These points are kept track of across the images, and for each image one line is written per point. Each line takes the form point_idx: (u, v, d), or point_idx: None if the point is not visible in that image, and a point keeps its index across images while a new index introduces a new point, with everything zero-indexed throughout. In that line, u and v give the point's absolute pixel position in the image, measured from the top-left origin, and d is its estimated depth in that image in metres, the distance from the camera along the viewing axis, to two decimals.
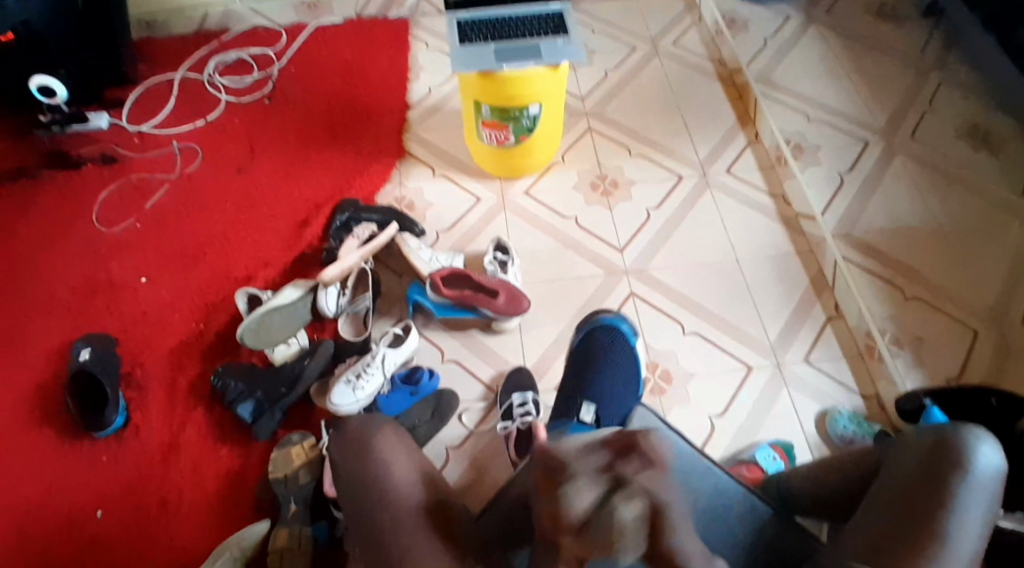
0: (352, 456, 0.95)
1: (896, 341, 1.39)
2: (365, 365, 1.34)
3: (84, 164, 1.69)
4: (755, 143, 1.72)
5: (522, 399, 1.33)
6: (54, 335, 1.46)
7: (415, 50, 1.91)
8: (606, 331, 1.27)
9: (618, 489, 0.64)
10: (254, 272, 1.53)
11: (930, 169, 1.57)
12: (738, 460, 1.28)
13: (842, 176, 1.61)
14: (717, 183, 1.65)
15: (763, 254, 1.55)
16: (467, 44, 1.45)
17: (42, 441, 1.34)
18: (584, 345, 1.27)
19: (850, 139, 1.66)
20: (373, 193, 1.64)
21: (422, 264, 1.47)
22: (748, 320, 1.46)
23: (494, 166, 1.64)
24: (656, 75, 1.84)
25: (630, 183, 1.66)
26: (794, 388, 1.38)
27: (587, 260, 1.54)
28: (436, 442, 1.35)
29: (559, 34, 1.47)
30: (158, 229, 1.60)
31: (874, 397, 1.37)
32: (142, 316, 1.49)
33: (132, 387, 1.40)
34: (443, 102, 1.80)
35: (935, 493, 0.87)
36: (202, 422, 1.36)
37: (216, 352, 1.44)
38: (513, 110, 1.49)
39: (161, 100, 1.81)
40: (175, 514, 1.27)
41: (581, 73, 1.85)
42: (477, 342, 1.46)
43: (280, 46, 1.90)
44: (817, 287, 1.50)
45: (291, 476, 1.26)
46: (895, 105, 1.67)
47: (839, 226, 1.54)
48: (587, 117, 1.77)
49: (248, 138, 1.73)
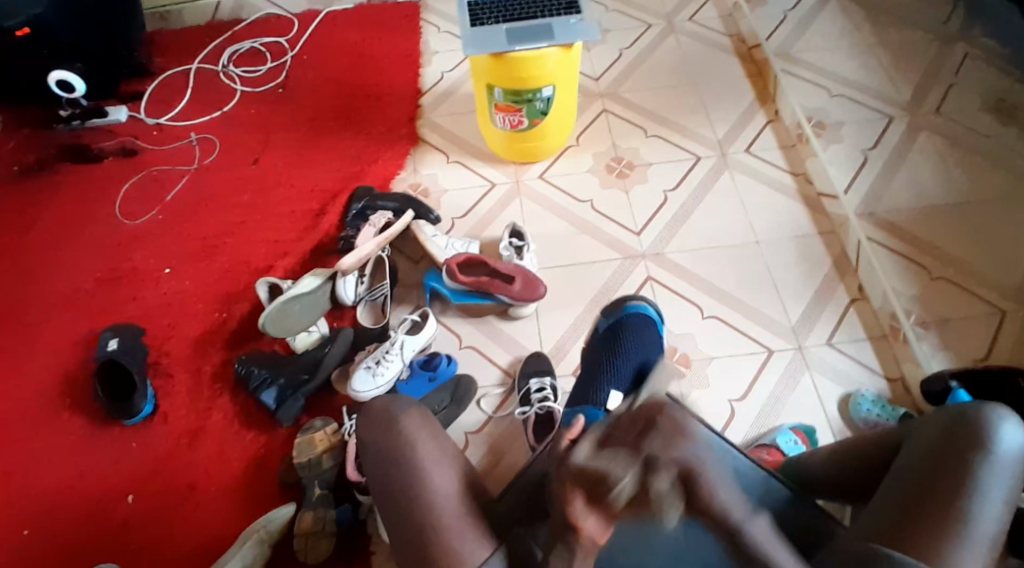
0: (373, 432, 0.97)
1: (920, 321, 1.36)
2: (384, 351, 1.35)
3: (106, 157, 1.71)
4: (774, 120, 1.69)
5: (540, 384, 1.33)
6: (81, 328, 1.49)
7: (428, 34, 1.89)
8: (635, 320, 1.28)
9: (651, 470, 0.66)
10: (272, 262, 1.54)
11: (954, 144, 1.52)
12: (759, 443, 1.26)
13: (866, 153, 1.58)
14: (736, 163, 1.63)
15: (783, 234, 1.52)
16: (478, 26, 1.43)
17: (72, 431, 1.37)
18: (612, 332, 1.27)
19: (872, 114, 1.63)
20: (389, 180, 1.64)
21: (437, 251, 1.47)
22: (768, 302, 1.44)
23: (508, 150, 1.62)
24: (672, 53, 1.81)
25: (646, 164, 1.64)
26: (815, 369, 1.36)
27: (604, 243, 1.53)
28: (456, 427, 1.36)
29: (571, 12, 1.44)
30: (179, 221, 1.62)
31: (899, 379, 1.35)
32: (165, 307, 1.51)
33: (157, 377, 1.43)
34: (457, 87, 1.79)
35: (955, 475, 0.86)
36: (226, 411, 1.39)
37: (238, 341, 1.46)
38: (526, 93, 1.47)
39: (177, 92, 1.82)
40: (203, 500, 1.29)
41: (595, 52, 1.83)
42: (494, 327, 1.46)
43: (294, 34, 1.90)
44: (840, 268, 1.48)
45: (315, 461, 1.27)
46: (919, 78, 1.61)
47: (861, 205, 1.51)
48: (602, 98, 1.75)
49: (265, 128, 1.74)
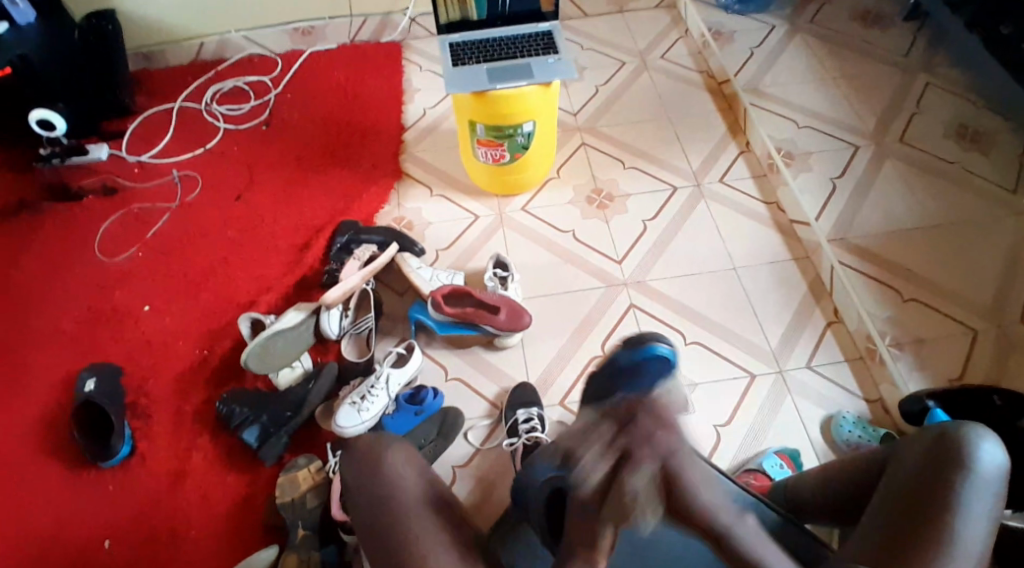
0: (360, 473, 0.97)
1: (896, 343, 1.40)
2: (369, 386, 1.36)
3: (85, 195, 1.70)
4: (746, 151, 1.75)
5: (527, 415, 1.34)
6: (60, 367, 1.47)
7: (409, 72, 1.93)
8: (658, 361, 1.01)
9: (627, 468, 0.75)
10: (257, 296, 1.54)
11: (918, 167, 1.52)
12: (745, 468, 1.28)
13: (834, 182, 1.63)
14: (711, 193, 1.67)
15: (760, 260, 1.57)
16: (459, 66, 1.47)
17: (50, 472, 1.34)
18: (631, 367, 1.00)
19: (839, 144, 1.67)
20: (372, 214, 1.65)
21: (423, 283, 1.48)
22: (748, 327, 1.47)
23: (491, 184, 1.65)
24: (646, 89, 1.87)
25: (625, 196, 1.67)
26: (796, 393, 1.39)
27: (586, 272, 1.56)
28: (443, 461, 1.36)
29: (548, 54, 1.50)
30: (161, 258, 1.61)
31: (879, 402, 1.38)
32: (147, 344, 1.49)
33: (139, 415, 1.41)
34: (438, 123, 1.83)
35: (940, 492, 0.89)
36: (210, 448, 1.37)
37: (222, 378, 1.45)
38: (507, 128, 1.51)
39: (159, 129, 1.83)
40: (186, 542, 1.27)
41: (572, 89, 1.88)
42: (480, 359, 1.47)
43: (277, 73, 1.93)
44: (816, 292, 1.52)
45: (299, 499, 1.27)
46: (883, 107, 1.62)
47: (833, 231, 1.56)
48: (580, 132, 1.79)
49: (248, 164, 1.75)
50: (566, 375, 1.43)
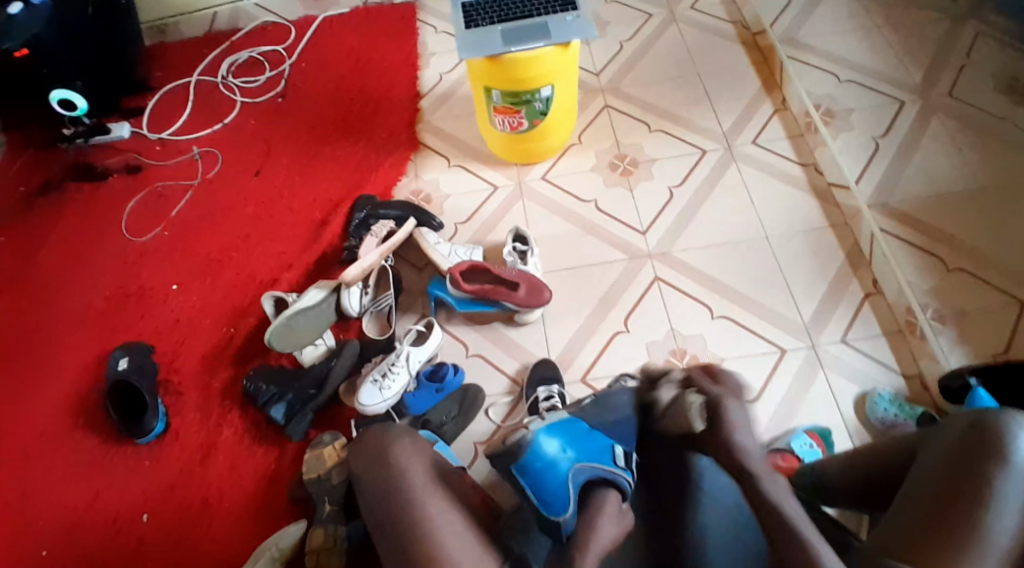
0: (369, 468, 0.98)
1: (938, 316, 1.31)
2: (390, 364, 1.35)
3: (110, 175, 1.72)
4: (782, 110, 1.64)
5: (548, 392, 1.31)
6: (92, 348, 1.50)
7: (425, 35, 1.87)
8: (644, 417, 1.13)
9: None
10: (278, 274, 1.54)
11: (969, 126, 1.46)
12: (773, 448, 1.24)
13: (877, 141, 1.52)
14: (743, 155, 1.59)
15: (793, 227, 1.49)
16: (472, 29, 1.40)
17: (87, 450, 1.39)
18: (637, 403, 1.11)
19: (883, 99, 1.56)
20: (390, 187, 1.62)
21: (440, 259, 1.45)
22: (779, 300, 1.41)
23: (510, 152, 1.60)
24: (674, 43, 1.76)
25: (650, 161, 1.60)
26: (830, 368, 1.33)
27: (609, 245, 1.50)
28: (465, 438, 1.35)
29: (568, 10, 1.41)
30: (185, 236, 1.62)
31: (917, 376, 1.31)
32: (173, 324, 1.52)
33: (168, 395, 1.44)
34: (455, 89, 1.77)
35: (973, 482, 0.83)
36: (237, 426, 1.39)
37: (246, 356, 1.47)
38: (524, 94, 1.44)
39: (178, 105, 1.82)
40: (217, 516, 1.31)
41: (594, 47, 1.79)
42: (501, 334, 1.45)
43: (291, 42, 1.88)
44: (854, 262, 1.43)
45: (324, 476, 1.27)
46: (930, 60, 1.55)
47: (874, 195, 1.46)
48: (603, 93, 1.71)
49: (266, 138, 1.73)
50: (589, 350, 1.40)
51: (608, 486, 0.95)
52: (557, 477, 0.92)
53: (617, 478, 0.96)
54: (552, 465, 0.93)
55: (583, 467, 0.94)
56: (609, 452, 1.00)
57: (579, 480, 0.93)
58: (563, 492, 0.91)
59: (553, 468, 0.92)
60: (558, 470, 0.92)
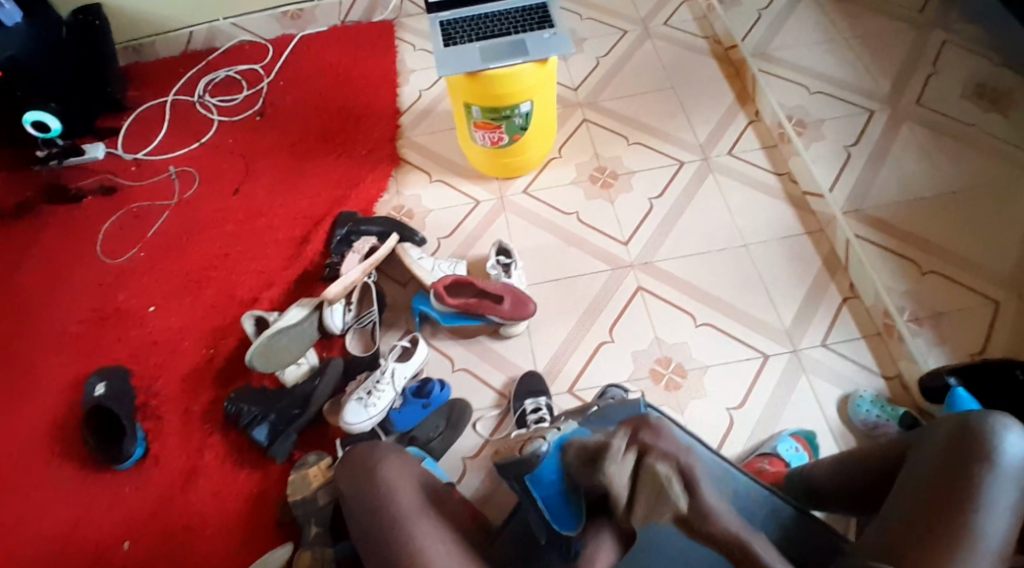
0: (358, 485, 0.98)
1: (915, 318, 1.35)
2: (375, 381, 1.34)
3: (84, 196, 1.69)
4: (756, 121, 1.68)
5: (535, 405, 1.32)
6: (67, 372, 1.47)
7: (403, 53, 1.88)
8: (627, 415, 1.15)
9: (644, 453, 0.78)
10: (259, 293, 1.52)
11: (941, 133, 1.51)
12: (759, 453, 1.25)
13: (849, 150, 1.56)
14: (720, 166, 1.62)
15: (771, 235, 1.51)
16: (452, 46, 1.42)
17: (63, 478, 1.36)
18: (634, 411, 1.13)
19: (853, 108, 1.60)
20: (372, 204, 1.62)
21: (425, 274, 1.45)
22: (761, 306, 1.43)
23: (490, 167, 1.61)
24: (649, 58, 1.80)
25: (630, 173, 1.62)
26: (812, 372, 1.35)
27: (592, 256, 1.52)
28: (453, 453, 1.34)
29: (544, 28, 1.44)
30: (162, 257, 1.60)
31: (897, 378, 1.34)
32: (152, 346, 1.49)
33: (148, 418, 1.41)
34: (435, 105, 1.78)
35: (960, 488, 0.85)
36: (220, 448, 1.37)
37: (228, 377, 1.45)
38: (504, 110, 1.45)
39: (154, 125, 1.80)
40: (200, 542, 1.28)
41: (571, 62, 1.81)
42: (486, 348, 1.45)
43: (269, 61, 1.88)
44: (831, 268, 1.46)
45: (311, 497, 1.25)
46: (897, 70, 1.61)
47: (848, 202, 1.49)
48: (581, 108, 1.73)
49: (244, 157, 1.72)
50: (575, 362, 1.40)
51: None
52: (568, 492, 0.91)
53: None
54: (565, 480, 0.92)
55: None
56: None
57: (589, 496, 0.91)
58: (574, 509, 0.90)
59: (563, 482, 0.92)
60: (567, 485, 0.91)
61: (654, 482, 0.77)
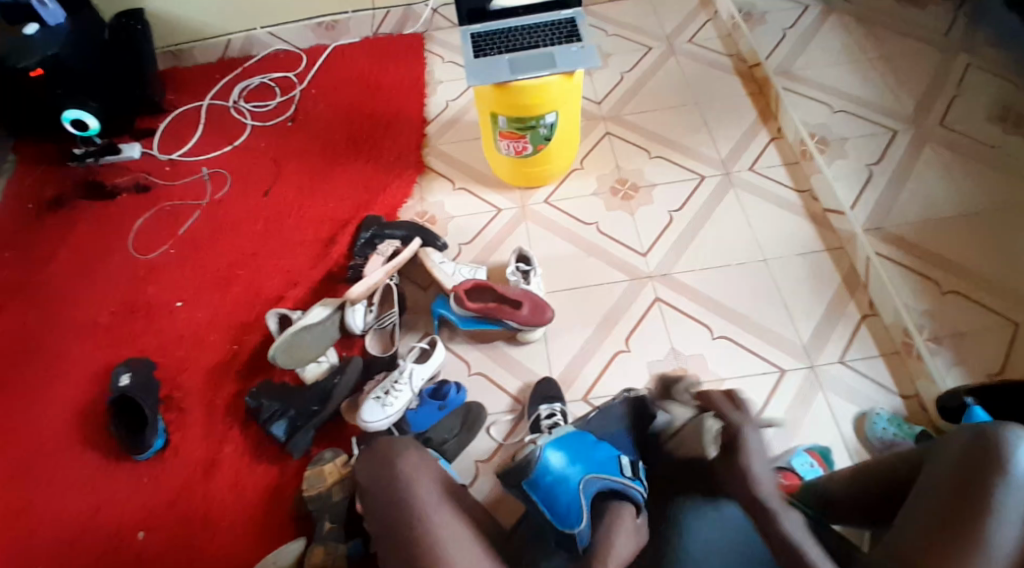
0: (376, 476, 0.99)
1: (934, 337, 1.34)
2: (393, 382, 1.35)
3: (119, 193, 1.74)
4: (778, 138, 1.70)
5: (550, 410, 1.33)
6: (96, 362, 1.51)
7: (432, 64, 1.92)
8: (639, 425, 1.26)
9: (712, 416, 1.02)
10: (283, 292, 1.56)
11: (966, 154, 1.48)
12: (773, 466, 1.25)
13: (871, 168, 1.56)
14: (741, 181, 1.63)
15: (791, 250, 1.52)
16: (481, 57, 1.45)
17: (87, 465, 1.39)
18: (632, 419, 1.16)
19: (877, 128, 1.61)
20: (396, 209, 1.65)
21: (446, 278, 1.48)
22: (780, 321, 1.43)
23: (512, 176, 1.64)
24: (673, 75, 1.82)
25: (651, 186, 1.64)
26: (829, 389, 1.35)
27: (611, 266, 1.53)
28: (466, 455, 1.36)
29: (572, 41, 1.46)
30: (191, 253, 1.64)
31: (915, 397, 1.33)
32: (179, 339, 1.52)
33: (171, 409, 1.44)
34: (461, 115, 1.81)
35: (973, 499, 0.84)
36: (239, 442, 1.39)
37: (250, 372, 1.47)
38: (529, 120, 1.48)
39: (189, 127, 1.86)
40: (217, 534, 1.30)
41: (596, 77, 1.84)
42: (503, 353, 1.46)
43: (301, 69, 1.94)
44: (850, 285, 1.47)
45: (325, 493, 1.27)
46: (924, 89, 1.59)
47: (869, 220, 1.50)
48: (604, 121, 1.76)
49: (275, 160, 1.77)
50: (590, 369, 1.41)
51: (622, 499, 0.94)
52: (570, 490, 0.92)
53: (630, 490, 0.94)
54: (563, 479, 0.93)
55: (595, 478, 0.93)
56: (615, 464, 0.99)
57: (591, 492, 0.92)
58: (575, 504, 0.91)
59: (564, 480, 0.93)
60: (570, 484, 0.93)
61: (699, 434, 1.02)
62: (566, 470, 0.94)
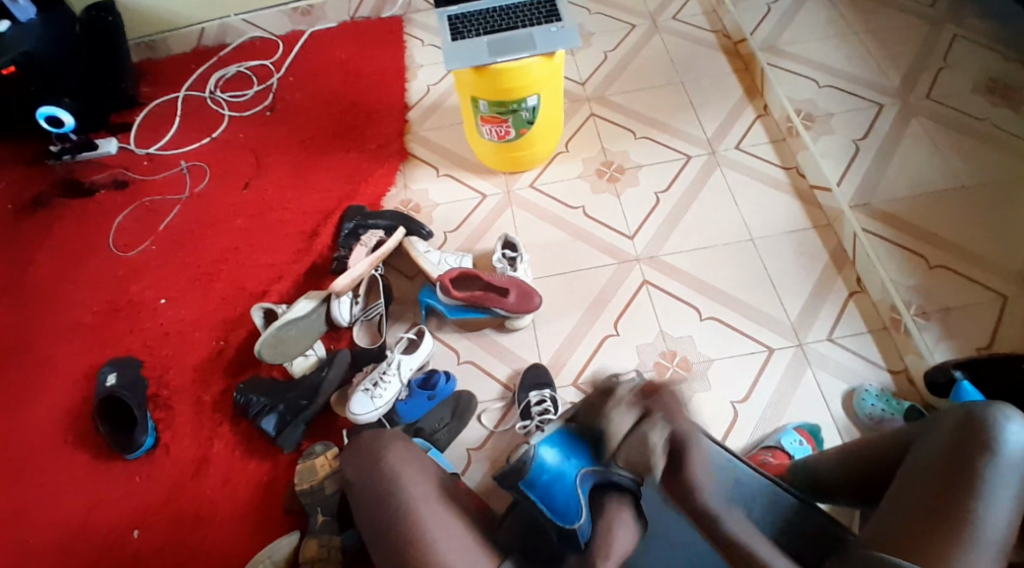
0: (362, 473, 0.99)
1: (922, 312, 1.34)
2: (381, 372, 1.34)
3: (98, 190, 1.72)
4: (763, 116, 1.68)
5: (540, 397, 1.32)
6: (81, 363, 1.49)
7: (411, 48, 1.89)
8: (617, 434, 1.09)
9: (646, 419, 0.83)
10: (268, 286, 1.54)
11: (950, 127, 1.51)
12: (763, 446, 1.25)
13: (857, 144, 1.55)
14: (726, 159, 1.62)
15: (778, 229, 1.51)
16: (460, 40, 1.41)
17: (75, 467, 1.38)
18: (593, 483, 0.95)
19: (863, 103, 1.60)
20: (379, 198, 1.63)
21: (431, 267, 1.45)
22: (766, 299, 1.43)
23: (498, 161, 1.61)
24: (658, 51, 1.80)
25: (636, 167, 1.63)
26: (818, 366, 1.35)
27: (598, 250, 1.52)
28: (458, 444, 1.35)
29: (552, 20, 1.43)
30: (173, 249, 1.62)
31: (903, 372, 1.33)
32: (164, 337, 1.51)
33: (159, 408, 1.43)
34: (443, 100, 1.79)
35: (960, 482, 0.84)
36: (230, 438, 1.38)
37: (237, 368, 1.46)
38: (511, 103, 1.46)
39: (166, 120, 1.83)
40: (211, 532, 1.29)
41: (579, 56, 1.82)
42: (491, 341, 1.45)
43: (278, 56, 1.91)
44: (838, 262, 1.46)
45: (317, 486, 1.27)
46: (908, 64, 1.61)
47: (856, 197, 1.49)
48: (588, 102, 1.74)
49: (256, 152, 1.74)
50: (580, 354, 1.41)
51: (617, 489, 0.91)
52: (566, 485, 0.92)
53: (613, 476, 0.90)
54: (560, 477, 0.93)
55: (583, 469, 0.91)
56: None
57: (586, 486, 0.91)
58: (573, 500, 0.91)
59: (562, 477, 0.93)
60: (566, 480, 0.93)
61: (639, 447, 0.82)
62: (561, 468, 0.94)
